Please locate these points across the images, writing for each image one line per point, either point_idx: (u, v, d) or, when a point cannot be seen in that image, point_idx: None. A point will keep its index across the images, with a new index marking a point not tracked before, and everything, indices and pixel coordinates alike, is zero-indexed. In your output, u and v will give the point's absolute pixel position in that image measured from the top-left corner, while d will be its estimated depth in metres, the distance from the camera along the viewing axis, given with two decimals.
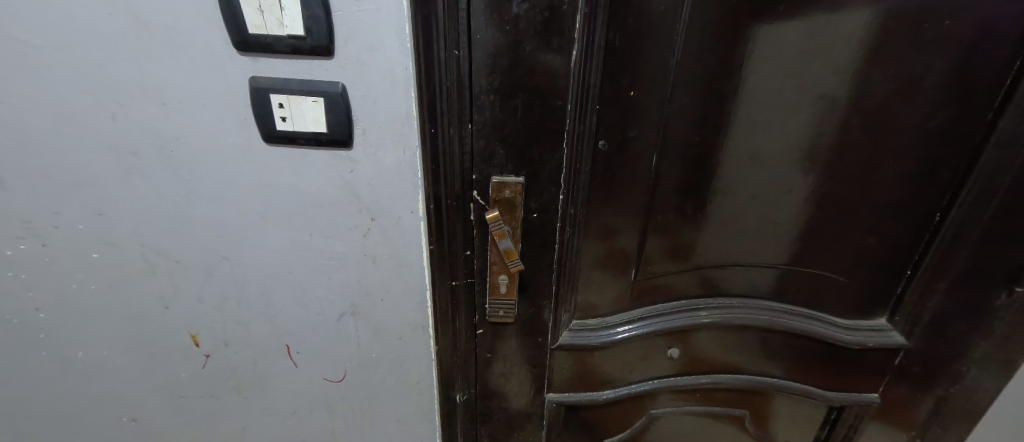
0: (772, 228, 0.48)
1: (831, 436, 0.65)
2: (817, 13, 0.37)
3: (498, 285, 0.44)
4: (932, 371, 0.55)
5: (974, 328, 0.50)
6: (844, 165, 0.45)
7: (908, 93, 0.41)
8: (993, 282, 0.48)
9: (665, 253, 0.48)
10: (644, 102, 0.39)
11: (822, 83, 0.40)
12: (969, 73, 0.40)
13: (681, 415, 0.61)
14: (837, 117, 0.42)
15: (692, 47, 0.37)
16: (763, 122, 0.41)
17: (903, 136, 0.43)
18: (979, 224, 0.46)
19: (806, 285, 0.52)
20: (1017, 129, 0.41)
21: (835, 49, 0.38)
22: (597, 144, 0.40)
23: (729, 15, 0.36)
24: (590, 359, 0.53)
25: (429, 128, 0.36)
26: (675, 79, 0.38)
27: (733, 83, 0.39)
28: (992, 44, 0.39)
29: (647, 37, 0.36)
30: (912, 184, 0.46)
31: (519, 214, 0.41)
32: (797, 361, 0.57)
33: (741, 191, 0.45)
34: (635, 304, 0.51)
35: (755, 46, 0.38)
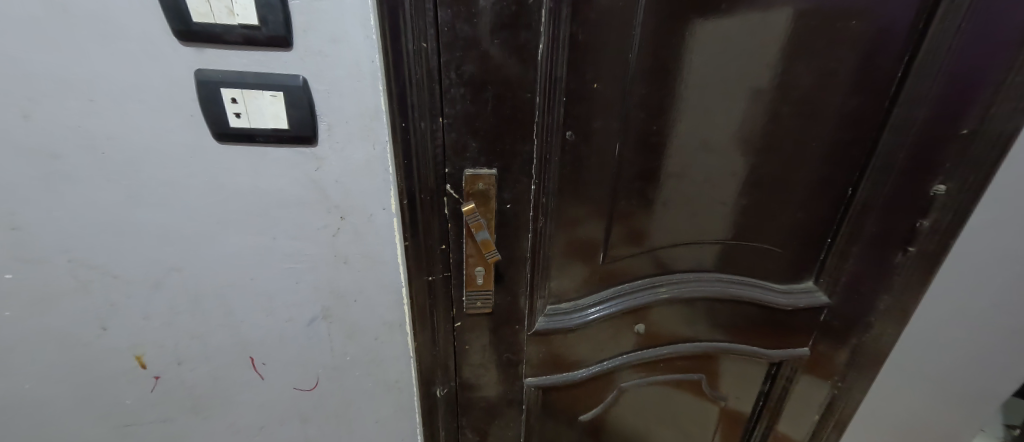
0: (720, 207, 0.53)
1: (772, 388, 0.74)
2: (752, 12, 0.41)
3: (475, 276, 0.45)
4: (849, 323, 0.64)
5: (879, 283, 0.60)
6: (777, 149, 0.50)
7: (826, 83, 0.47)
8: (892, 243, 0.57)
9: (629, 236, 0.51)
10: (607, 94, 0.41)
11: (758, 75, 0.45)
12: (871, 66, 0.47)
13: (646, 385, 0.66)
14: (770, 106, 0.47)
15: (647, 42, 0.40)
16: (711, 112, 0.45)
17: (823, 121, 0.49)
18: (882, 196, 0.54)
19: (749, 257, 0.58)
20: (906, 114, 0.49)
21: (768, 43, 0.43)
22: (565, 135, 0.42)
23: (679, 12, 0.39)
24: (564, 342, 0.55)
25: (400, 122, 0.35)
26: (634, 71, 0.41)
27: (685, 74, 0.42)
28: (887, 41, 0.45)
29: (608, 32, 0.38)
30: (831, 163, 0.53)
31: (493, 206, 0.42)
32: (743, 326, 0.64)
33: (693, 175, 0.49)
34: (603, 285, 0.54)
35: (702, 40, 0.41)
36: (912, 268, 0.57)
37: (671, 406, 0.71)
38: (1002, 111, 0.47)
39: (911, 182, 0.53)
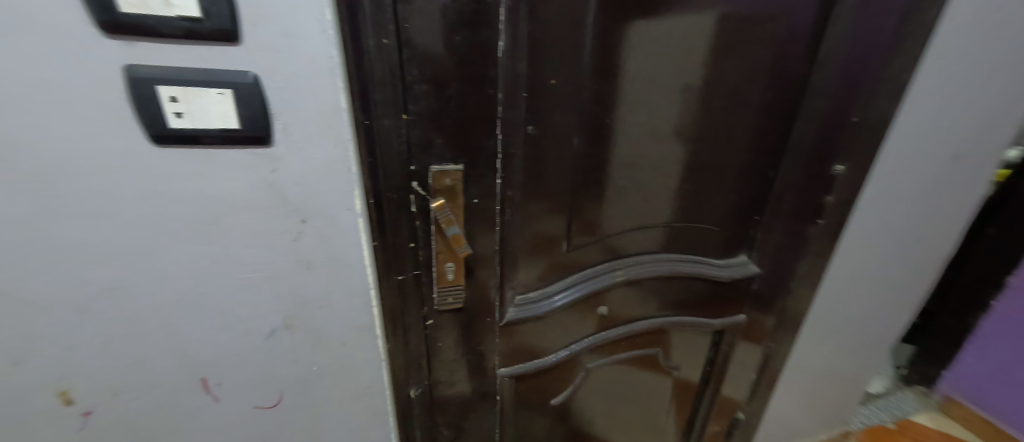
0: (667, 192, 0.58)
1: (718, 355, 0.81)
2: (685, 15, 0.46)
3: (445, 273, 0.45)
4: (772, 290, 0.74)
5: (794, 252, 0.69)
6: (711, 138, 0.56)
7: (748, 79, 0.53)
8: (804, 217, 0.66)
9: (589, 224, 0.54)
10: (563, 90, 0.43)
11: (693, 72, 0.50)
12: (782, 64, 0.54)
13: (609, 365, 0.70)
14: (704, 100, 0.52)
15: (597, 39, 0.43)
16: (655, 105, 0.50)
17: (747, 113, 0.56)
18: (796, 177, 0.62)
19: (692, 237, 0.64)
20: (811, 105, 0.57)
21: (700, 43, 0.48)
22: (526, 129, 0.43)
23: (624, 12, 0.42)
24: (534, 329, 0.57)
25: (363, 119, 0.35)
26: (587, 68, 0.44)
27: (633, 71, 0.46)
28: (794, 42, 0.52)
29: (562, 30, 0.40)
30: (756, 150, 0.60)
31: (461, 201, 0.43)
32: (691, 300, 0.70)
33: (642, 164, 0.53)
34: (567, 272, 0.56)
35: (645, 39, 0.45)
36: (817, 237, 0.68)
37: (632, 380, 0.76)
38: (880, 101, 0.58)
39: (818, 164, 0.62)
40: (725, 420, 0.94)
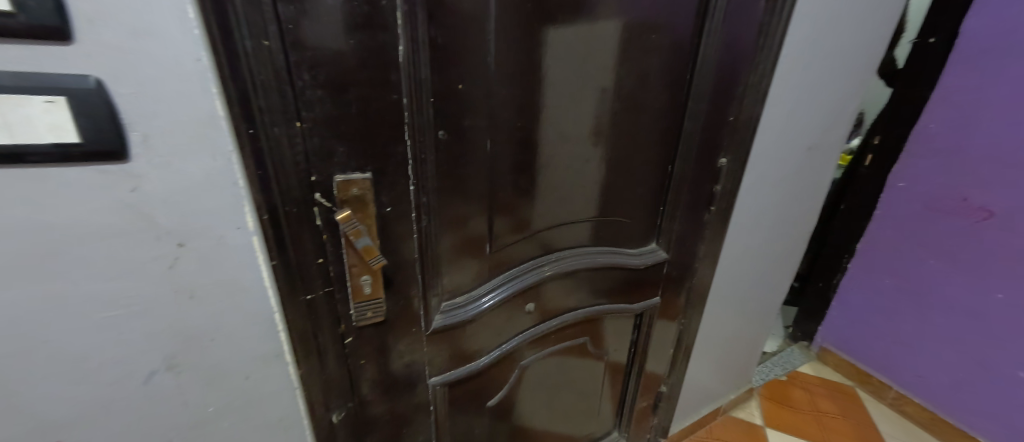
0: (581, 191, 0.61)
1: (640, 336, 0.89)
2: (585, 24, 0.49)
3: (362, 286, 0.43)
4: (679, 270, 0.82)
5: (691, 235, 0.78)
6: (618, 138, 0.60)
7: (644, 83, 0.58)
8: (697, 204, 0.75)
9: (514, 224, 0.55)
10: (481, 94, 0.44)
11: (598, 77, 0.53)
12: (670, 70, 0.60)
13: (544, 358, 0.72)
14: (609, 103, 0.56)
15: (501, 44, 0.43)
16: (564, 107, 0.52)
17: (646, 114, 0.61)
18: (691, 170, 0.70)
19: (610, 229, 0.68)
20: (698, 106, 0.64)
21: (602, 49, 0.51)
22: (437, 134, 0.43)
23: (528, 19, 0.44)
24: (465, 333, 0.57)
25: (246, 128, 0.31)
26: (495, 73, 0.44)
27: (542, 76, 0.48)
28: (677, 50, 0.59)
29: (467, 35, 0.41)
30: (655, 147, 0.66)
31: (372, 211, 0.41)
32: (613, 288, 0.75)
33: (557, 165, 0.56)
34: (493, 274, 0.57)
35: (551, 45, 0.47)
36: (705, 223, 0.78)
37: (562, 371, 0.78)
38: (748, 102, 0.69)
39: (706, 157, 0.70)
40: (651, 395, 1.02)
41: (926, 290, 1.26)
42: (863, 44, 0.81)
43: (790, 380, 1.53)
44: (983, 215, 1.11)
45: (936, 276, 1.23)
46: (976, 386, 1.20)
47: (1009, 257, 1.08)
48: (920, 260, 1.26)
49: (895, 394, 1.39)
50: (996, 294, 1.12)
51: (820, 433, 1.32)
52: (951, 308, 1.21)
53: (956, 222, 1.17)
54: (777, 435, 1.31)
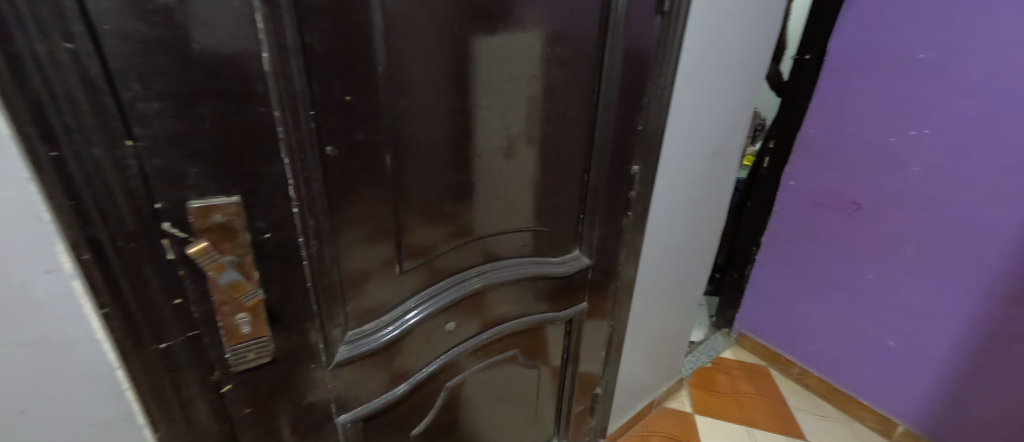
0: (495, 203, 0.59)
1: (571, 342, 0.91)
2: (487, 35, 0.48)
3: (238, 326, 0.37)
4: (603, 273, 0.85)
5: (608, 240, 0.82)
6: (530, 149, 0.60)
7: (554, 94, 0.59)
8: (613, 210, 0.78)
9: (442, 234, 0.55)
10: (405, 104, 0.44)
11: (526, 86, 0.55)
12: (578, 82, 0.61)
13: (478, 373, 0.74)
14: (538, 111, 0.58)
15: (417, 54, 0.43)
16: (484, 116, 0.52)
17: (558, 124, 0.62)
18: (605, 177, 0.73)
19: (529, 241, 0.68)
20: (606, 117, 0.67)
21: (528, 57, 0.53)
22: (325, 151, 0.39)
23: (456, 28, 0.45)
24: (399, 348, 0.55)
25: (48, 151, 0.26)
26: (412, 81, 0.44)
27: (473, 83, 0.49)
28: (583, 63, 0.60)
29: (378, 40, 0.39)
30: (570, 157, 0.67)
31: (244, 239, 0.35)
32: (538, 300, 0.76)
33: (494, 172, 0.57)
34: (407, 293, 0.54)
35: (478, 52, 0.48)
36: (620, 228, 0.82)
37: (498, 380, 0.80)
38: (655, 112, 0.74)
39: (619, 165, 0.74)
40: (587, 398, 1.05)
41: (816, 275, 1.43)
42: (749, 60, 0.91)
43: (715, 366, 1.65)
44: (853, 208, 1.30)
45: (824, 262, 1.40)
46: (859, 355, 1.38)
47: (874, 242, 1.27)
48: (809, 249, 1.43)
49: (799, 370, 1.56)
50: (867, 274, 1.30)
51: (741, 415, 1.43)
52: (836, 289, 1.39)
53: (836, 214, 1.34)
54: (704, 421, 1.41)
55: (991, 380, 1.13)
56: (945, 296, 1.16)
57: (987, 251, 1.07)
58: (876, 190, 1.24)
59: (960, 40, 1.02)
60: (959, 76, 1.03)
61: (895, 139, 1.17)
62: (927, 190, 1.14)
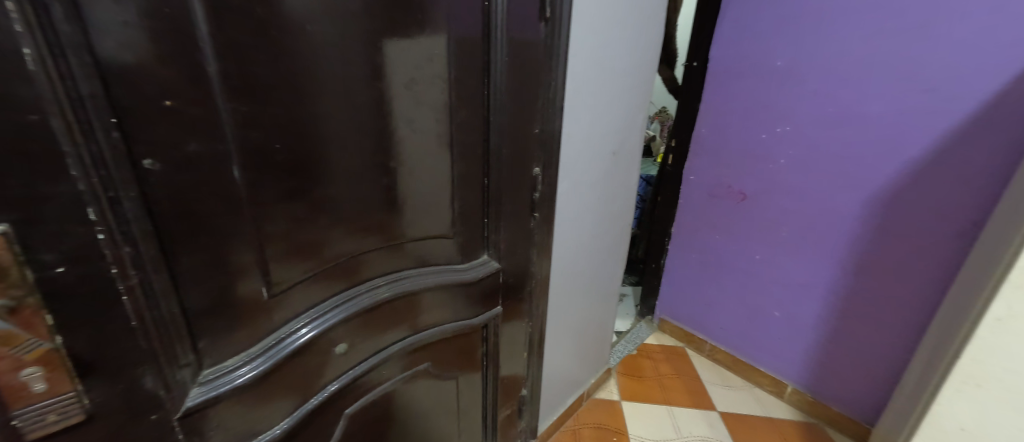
0: (378, 213, 0.59)
1: (490, 348, 0.92)
2: (382, 42, 0.50)
3: (26, 384, 0.30)
4: (514, 273, 0.88)
5: (513, 242, 0.84)
6: (414, 155, 0.60)
7: (434, 99, 0.59)
8: (513, 213, 0.81)
9: (318, 254, 0.53)
10: (264, 109, 0.42)
11: (437, 91, 0.59)
12: (462, 86, 0.62)
13: (407, 381, 0.76)
14: (453, 113, 0.63)
15: (269, 54, 0.41)
16: (362, 119, 0.52)
17: (443, 127, 0.62)
18: (504, 181, 0.75)
19: (423, 250, 0.68)
20: (496, 121, 0.70)
21: (435, 63, 0.57)
22: (142, 166, 0.34)
23: (371, 35, 0.49)
24: (310, 353, 0.56)
25: None
26: (325, 84, 0.46)
27: (391, 87, 0.53)
28: (466, 68, 0.62)
29: (287, 43, 0.42)
30: (462, 161, 0.68)
31: (18, 276, 0.29)
32: (445, 309, 0.77)
33: (415, 173, 0.61)
34: (282, 315, 0.51)
35: (391, 57, 0.52)
36: (523, 230, 0.85)
37: (419, 391, 0.81)
38: (549, 117, 0.80)
39: (514, 168, 0.77)
40: (513, 401, 1.06)
41: (717, 260, 1.59)
42: (631, 68, 1.01)
43: (640, 353, 1.76)
44: (739, 197, 1.46)
45: (720, 247, 1.57)
46: (754, 327, 1.56)
47: (758, 226, 1.44)
48: (709, 237, 1.59)
49: (710, 346, 1.72)
50: (755, 255, 1.48)
51: (663, 396, 1.54)
52: (733, 269, 1.56)
53: (726, 203, 1.50)
54: (630, 406, 1.49)
55: (852, 338, 1.34)
56: (812, 268, 1.36)
57: (838, 228, 1.27)
58: (756, 180, 1.41)
59: (806, 49, 1.21)
60: (806, 79, 1.23)
61: (766, 136, 1.35)
62: (792, 179, 1.33)
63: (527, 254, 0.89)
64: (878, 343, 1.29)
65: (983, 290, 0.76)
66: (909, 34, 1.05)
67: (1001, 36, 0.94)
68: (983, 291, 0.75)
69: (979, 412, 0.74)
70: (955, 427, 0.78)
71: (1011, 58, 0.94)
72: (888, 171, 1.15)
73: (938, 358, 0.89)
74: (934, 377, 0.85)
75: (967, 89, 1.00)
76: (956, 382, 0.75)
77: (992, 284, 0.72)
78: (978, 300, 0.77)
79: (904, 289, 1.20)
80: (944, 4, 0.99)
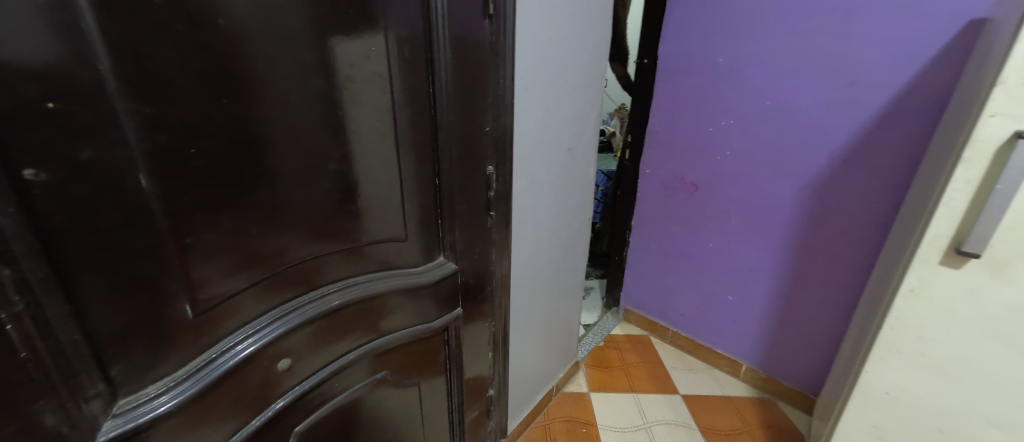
0: (321, 217, 0.56)
1: (452, 350, 0.90)
2: (325, 39, 0.49)
3: None
4: (473, 273, 0.87)
5: (469, 243, 0.82)
6: (356, 158, 0.58)
7: (375, 98, 0.57)
8: (467, 212, 0.79)
9: (254, 264, 0.50)
10: (175, 111, 0.39)
11: (383, 90, 0.58)
12: (404, 84, 0.61)
13: (373, 387, 0.75)
14: (406, 112, 0.62)
15: (176, 51, 0.37)
16: (294, 119, 0.49)
17: (386, 127, 0.60)
18: (454, 180, 0.74)
19: (374, 256, 0.66)
20: (443, 120, 0.68)
21: (378, 61, 0.56)
22: (21, 175, 0.31)
23: (311, 32, 0.47)
24: (258, 365, 0.54)
25: None
26: (263, 82, 0.45)
27: (338, 85, 0.52)
28: (408, 66, 0.60)
29: (214, 40, 0.40)
30: (410, 162, 0.66)
31: None
32: (402, 314, 0.75)
33: (369, 174, 0.60)
34: (209, 336, 0.48)
35: (334, 54, 0.50)
36: (479, 229, 0.84)
37: (381, 400, 0.78)
38: (499, 114, 0.80)
39: (466, 167, 0.76)
40: (481, 402, 1.05)
41: (674, 249, 1.66)
42: (581, 65, 1.03)
43: (607, 344, 1.80)
44: (692, 188, 1.53)
45: (676, 237, 1.63)
46: (711, 312, 1.64)
47: (710, 215, 1.51)
48: (666, 228, 1.65)
49: (672, 333, 1.78)
50: (708, 243, 1.55)
51: (629, 384, 1.58)
52: (689, 258, 1.62)
53: (680, 195, 1.57)
54: (598, 397, 1.52)
55: (797, 316, 1.43)
56: (759, 252, 1.44)
57: (780, 213, 1.36)
58: (707, 172, 1.47)
59: (745, 46, 1.28)
60: (746, 75, 1.31)
61: (713, 129, 1.42)
62: (738, 169, 1.40)
63: (485, 252, 0.88)
64: (820, 320, 1.39)
65: (901, 265, 0.83)
66: (832, 32, 1.13)
67: (909, 33, 1.03)
68: (901, 265, 0.83)
69: (900, 376, 0.81)
70: (883, 392, 0.83)
71: (915, 53, 1.04)
72: (819, 159, 1.24)
73: (867, 330, 0.97)
74: (864, 347, 0.93)
75: (882, 82, 1.09)
76: (880, 350, 0.81)
77: (907, 259, 0.78)
78: (896, 274, 0.84)
79: (839, 268, 1.30)
80: (858, 5, 1.08)
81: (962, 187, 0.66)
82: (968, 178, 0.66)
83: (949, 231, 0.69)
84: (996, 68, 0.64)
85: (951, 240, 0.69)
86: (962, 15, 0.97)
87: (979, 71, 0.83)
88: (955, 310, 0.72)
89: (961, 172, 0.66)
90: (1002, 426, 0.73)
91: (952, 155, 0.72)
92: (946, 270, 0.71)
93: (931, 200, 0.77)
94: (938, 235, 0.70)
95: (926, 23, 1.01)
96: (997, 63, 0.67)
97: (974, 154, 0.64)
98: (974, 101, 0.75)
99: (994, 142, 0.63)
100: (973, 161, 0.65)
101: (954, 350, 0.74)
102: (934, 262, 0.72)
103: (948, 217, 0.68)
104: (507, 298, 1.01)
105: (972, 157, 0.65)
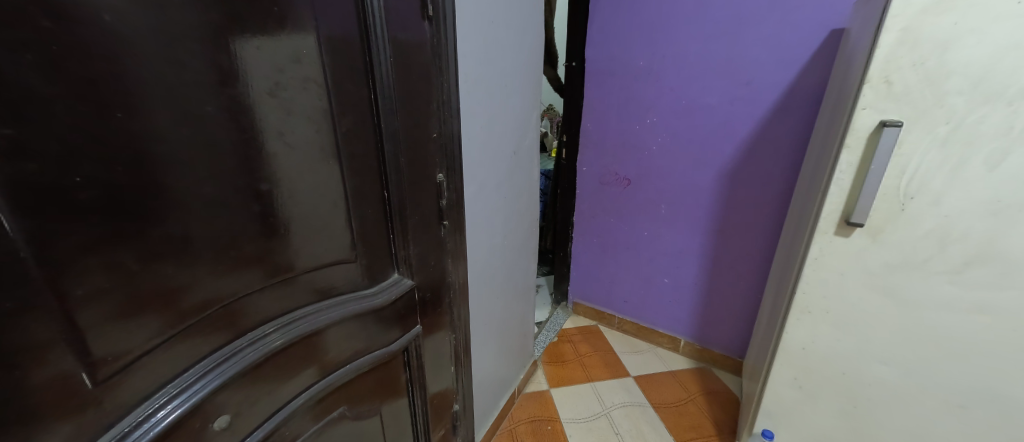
0: (252, 248, 0.49)
1: (411, 370, 0.85)
2: (244, 41, 0.43)
3: None
4: (429, 287, 0.83)
5: (421, 255, 0.78)
6: (291, 176, 0.51)
7: (309, 109, 0.51)
8: (416, 224, 0.75)
9: (171, 311, 0.42)
10: (48, 137, 0.31)
11: (316, 98, 0.52)
12: (341, 90, 0.55)
13: (330, 426, 0.68)
14: (343, 122, 0.57)
15: (43, 55, 0.30)
16: (211, 136, 0.42)
17: (323, 138, 0.54)
18: (401, 191, 0.70)
19: (318, 283, 0.59)
20: (385, 127, 0.64)
21: (308, 65, 0.50)
22: None
23: (225, 34, 0.41)
24: (186, 430, 0.46)
25: None
26: (167, 94, 0.37)
27: (262, 94, 0.45)
28: (344, 69, 0.55)
29: (95, 42, 0.32)
30: (352, 175, 0.60)
31: None
32: (356, 341, 0.69)
33: (306, 193, 0.54)
34: (118, 406, 0.40)
35: (252, 57, 0.44)
36: (431, 240, 0.80)
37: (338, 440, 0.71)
38: (442, 120, 0.77)
39: (411, 177, 0.72)
40: (446, 420, 1.01)
41: (613, 240, 1.75)
42: (518, 67, 1.03)
43: (560, 339, 1.85)
44: (625, 182, 1.63)
45: (613, 229, 1.72)
46: (649, 295, 1.76)
47: (641, 206, 1.63)
48: (604, 221, 1.73)
49: (617, 319, 1.89)
50: (642, 232, 1.66)
51: (585, 375, 1.64)
52: (626, 247, 1.73)
53: (614, 190, 1.66)
54: (558, 392, 1.55)
55: (722, 292, 1.59)
56: (686, 237, 1.58)
57: (702, 200, 1.50)
58: (636, 166, 1.58)
59: (659, 50, 1.40)
60: (662, 76, 1.42)
61: (638, 126, 1.52)
62: (662, 163, 1.52)
63: (439, 263, 0.84)
64: (740, 292, 1.56)
65: (805, 237, 0.97)
66: (730, 38, 1.28)
67: (788, 40, 1.21)
68: (804, 237, 0.96)
69: (812, 333, 0.94)
70: (800, 348, 0.96)
71: (795, 58, 1.21)
72: (728, 150, 1.40)
73: (782, 295, 1.11)
74: (781, 311, 1.06)
75: (772, 81, 1.26)
76: (795, 312, 0.94)
77: (810, 232, 0.92)
78: (802, 245, 0.98)
79: (752, 244, 1.47)
80: (748, 15, 1.24)
81: (847, 169, 0.80)
82: (850, 161, 0.79)
83: (839, 205, 0.82)
84: (861, 70, 0.78)
85: (841, 213, 0.83)
86: (826, 25, 1.15)
87: (844, 72, 0.99)
88: (848, 271, 0.86)
89: (846, 156, 0.79)
90: (888, 362, 0.88)
91: (836, 142, 0.86)
92: (841, 239, 0.84)
93: (823, 180, 0.91)
94: (833, 209, 0.83)
95: (801, 32, 1.18)
96: (861, 65, 0.81)
97: (854, 140, 0.78)
98: (845, 96, 0.90)
99: (866, 130, 0.76)
100: (854, 145, 0.78)
101: (850, 305, 0.88)
102: (830, 232, 0.85)
103: (838, 194, 0.82)
104: (465, 308, 0.98)
105: (853, 143, 0.78)
